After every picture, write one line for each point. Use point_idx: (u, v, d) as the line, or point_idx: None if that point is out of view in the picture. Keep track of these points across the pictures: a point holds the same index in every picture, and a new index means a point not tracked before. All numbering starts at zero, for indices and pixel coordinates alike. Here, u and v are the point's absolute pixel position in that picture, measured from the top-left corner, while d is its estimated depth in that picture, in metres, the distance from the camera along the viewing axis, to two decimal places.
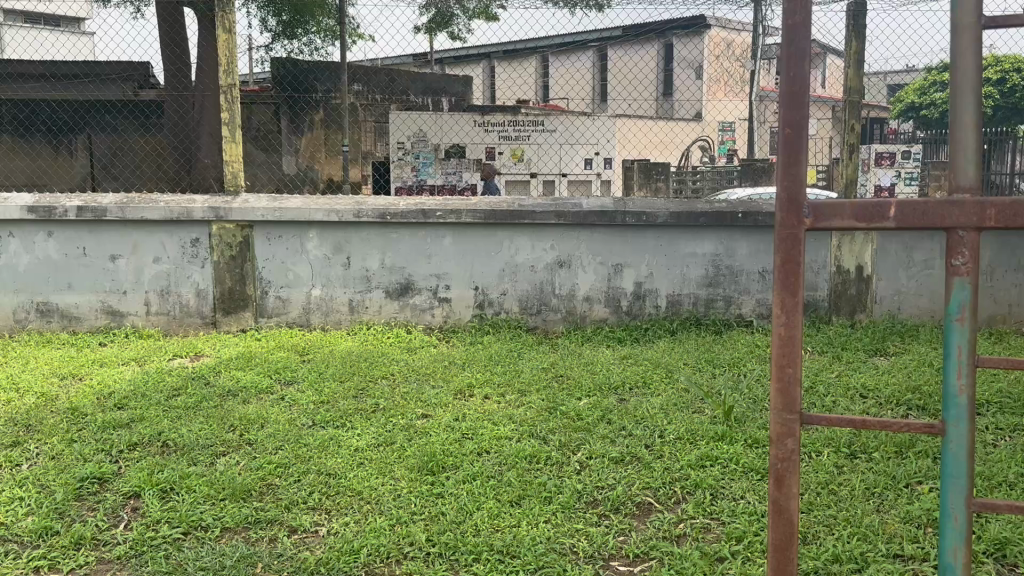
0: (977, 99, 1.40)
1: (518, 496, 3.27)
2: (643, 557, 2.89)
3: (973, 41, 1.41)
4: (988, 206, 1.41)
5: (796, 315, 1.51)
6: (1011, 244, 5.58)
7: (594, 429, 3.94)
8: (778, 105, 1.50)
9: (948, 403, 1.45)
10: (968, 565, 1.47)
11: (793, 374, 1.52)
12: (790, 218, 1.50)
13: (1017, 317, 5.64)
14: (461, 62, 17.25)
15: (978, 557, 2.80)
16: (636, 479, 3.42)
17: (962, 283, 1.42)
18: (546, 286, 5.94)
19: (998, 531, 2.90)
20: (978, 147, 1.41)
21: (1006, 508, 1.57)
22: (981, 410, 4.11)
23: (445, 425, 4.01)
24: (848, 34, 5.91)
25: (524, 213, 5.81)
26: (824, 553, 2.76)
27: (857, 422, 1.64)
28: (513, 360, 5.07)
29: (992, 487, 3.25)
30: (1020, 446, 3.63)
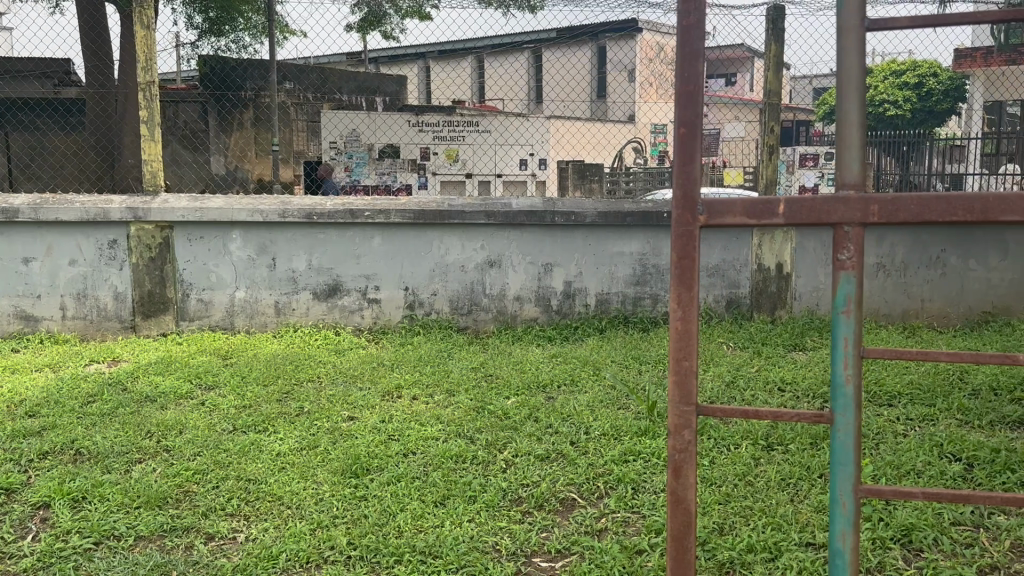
0: (861, 99, 1.45)
1: (443, 496, 3.26)
2: (565, 552, 2.91)
3: (857, 42, 1.46)
4: (871, 202, 1.46)
5: (692, 309, 1.55)
6: (922, 241, 5.80)
7: (521, 427, 3.96)
8: (674, 105, 1.54)
9: (835, 393, 1.50)
10: (856, 551, 1.51)
11: (689, 366, 1.56)
12: (684, 216, 1.55)
13: (929, 311, 5.86)
14: (395, 61, 17.13)
15: (886, 542, 2.89)
16: (560, 475, 3.44)
17: (848, 278, 1.48)
18: (476, 286, 5.93)
19: (905, 518, 3.00)
20: (862, 144, 1.46)
21: (895, 496, 1.63)
22: (894, 401, 4.26)
23: (372, 426, 3.98)
24: (767, 37, 6.07)
25: (453, 213, 5.81)
26: (739, 544, 2.83)
27: (752, 414, 1.69)
28: (441, 361, 5.05)
29: (901, 475, 3.36)
30: (929, 435, 3.76)
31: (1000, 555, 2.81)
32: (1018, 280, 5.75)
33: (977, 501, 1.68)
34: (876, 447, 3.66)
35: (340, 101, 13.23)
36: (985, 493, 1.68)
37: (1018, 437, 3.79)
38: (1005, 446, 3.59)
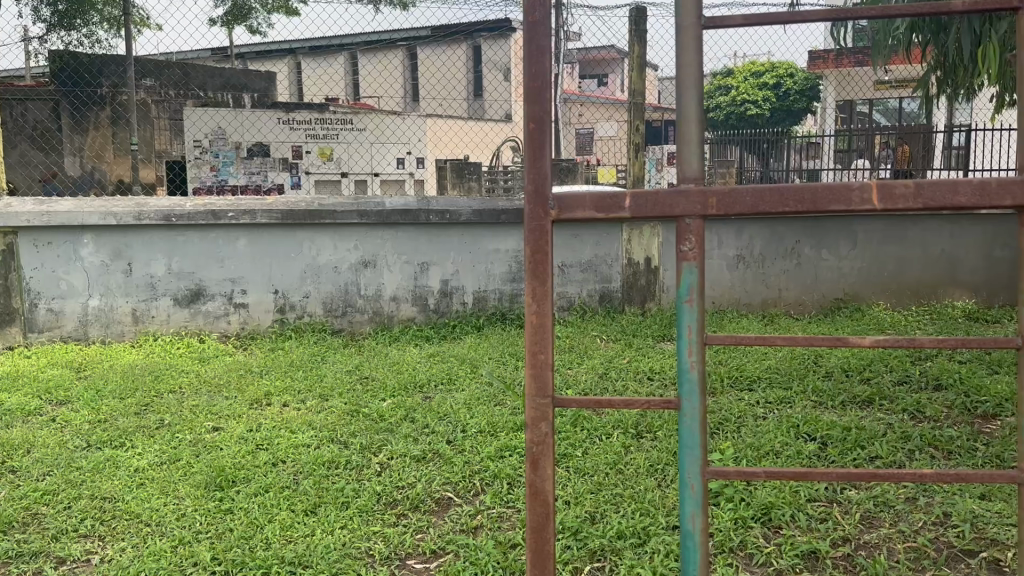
0: (698, 94, 1.51)
1: (314, 505, 3.18)
2: (441, 552, 2.88)
3: (694, 40, 1.51)
4: (709, 195, 1.51)
5: (546, 302, 1.56)
6: (779, 233, 6.12)
7: (396, 428, 3.91)
8: (522, 101, 1.54)
9: (681, 378, 1.54)
10: (706, 530, 1.56)
11: (545, 359, 1.57)
12: (536, 211, 1.55)
13: (787, 300, 6.18)
14: (266, 59, 16.65)
15: (747, 522, 3.02)
16: (436, 475, 3.41)
17: (690, 268, 1.53)
18: (350, 287, 5.82)
19: (764, 498, 3.14)
20: (700, 141, 1.52)
21: (744, 477, 1.69)
22: (755, 385, 4.47)
23: (239, 436, 3.84)
24: (631, 39, 6.24)
25: (324, 213, 5.68)
26: (609, 531, 2.90)
27: (606, 403, 1.71)
28: (314, 365, 4.92)
29: (761, 456, 3.52)
30: (786, 416, 3.96)
31: (850, 527, 2.98)
32: (867, 269, 6.11)
33: (817, 478, 1.78)
34: (738, 431, 3.82)
35: (205, 99, 12.72)
36: (824, 469, 1.77)
37: (867, 415, 4.03)
38: (855, 425, 3.82)
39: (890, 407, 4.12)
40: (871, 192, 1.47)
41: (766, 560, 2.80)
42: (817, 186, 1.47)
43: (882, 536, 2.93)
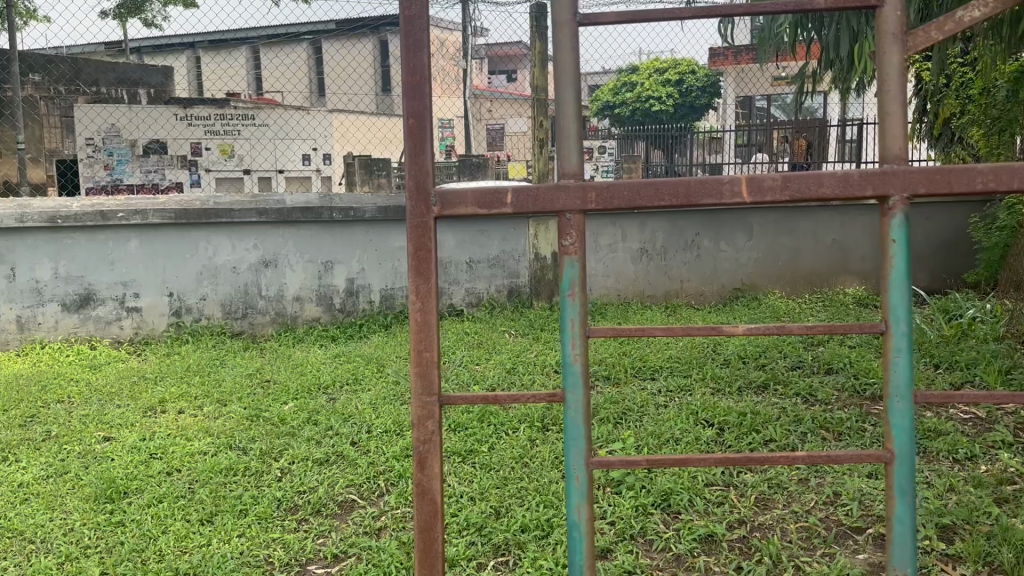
0: (575, 91, 1.53)
1: (210, 514, 3.08)
2: (343, 556, 2.84)
3: (570, 36, 1.53)
4: (589, 190, 1.53)
5: (430, 300, 1.55)
6: (679, 226, 6.27)
7: (298, 432, 3.83)
8: (400, 96, 1.53)
9: (565, 372, 1.56)
10: (592, 521, 1.58)
11: (429, 357, 1.56)
12: (418, 207, 1.54)
13: (689, 291, 6.34)
14: (163, 54, 16.05)
15: (647, 509, 3.09)
16: (339, 478, 3.35)
17: (572, 262, 1.54)
18: (250, 288, 5.66)
19: (665, 484, 3.22)
20: (578, 136, 1.54)
21: (628, 467, 1.72)
22: (657, 374, 4.57)
23: (131, 446, 3.70)
24: (533, 34, 6.27)
25: (220, 212, 5.52)
26: (514, 524, 2.90)
27: (493, 398, 1.72)
28: (213, 369, 4.78)
29: (662, 444, 3.60)
30: (686, 404, 4.07)
31: (746, 510, 3.07)
32: (763, 259, 6.33)
33: (698, 464, 1.82)
34: (640, 420, 3.90)
35: (98, 95, 12.17)
36: (704, 455, 1.82)
37: (763, 400, 4.17)
38: (750, 410, 3.94)
39: (783, 392, 4.28)
40: (741, 185, 1.52)
41: (665, 545, 2.87)
42: (691, 180, 1.51)
43: (776, 517, 3.03)
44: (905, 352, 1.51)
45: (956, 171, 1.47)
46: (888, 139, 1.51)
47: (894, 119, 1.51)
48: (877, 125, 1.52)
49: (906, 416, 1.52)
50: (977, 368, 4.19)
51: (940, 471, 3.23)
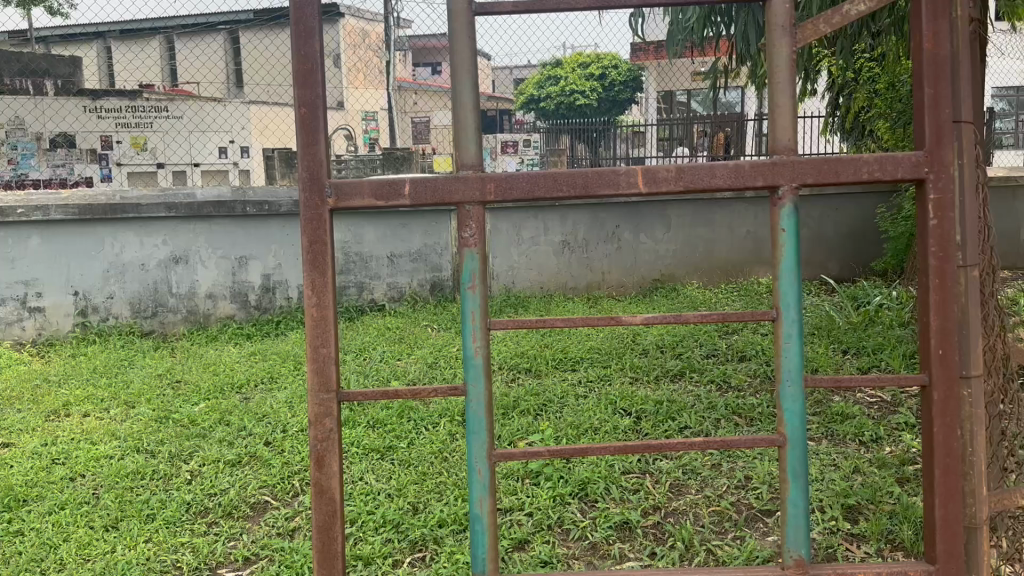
0: (472, 82, 1.53)
1: (115, 520, 2.98)
2: (254, 558, 2.77)
3: (467, 24, 1.52)
4: (487, 181, 1.53)
5: (327, 295, 1.52)
6: (599, 218, 6.33)
7: (209, 433, 3.73)
8: (292, 84, 1.50)
9: (467, 365, 1.55)
10: (494, 513, 1.57)
11: (327, 353, 1.53)
12: (311, 199, 1.51)
13: (610, 282, 6.41)
14: (72, 43, 15.42)
15: (564, 498, 3.10)
16: (252, 479, 3.28)
17: (471, 254, 1.53)
18: (160, 286, 5.49)
19: (582, 474, 3.24)
20: (477, 127, 1.54)
21: (529, 459, 1.71)
22: (577, 365, 4.61)
23: (31, 451, 3.54)
24: None
25: (127, 207, 5.33)
26: (431, 520, 2.87)
27: (394, 393, 1.69)
28: (120, 371, 4.61)
29: (580, 434, 3.62)
30: (605, 394, 4.11)
31: (661, 496, 3.12)
32: (681, 250, 6.44)
33: (599, 452, 1.84)
34: (560, 411, 3.92)
35: None
36: (603, 443, 1.83)
37: (680, 387, 4.26)
38: (666, 398, 4.01)
39: (698, 379, 4.37)
40: (636, 176, 1.54)
41: (581, 534, 2.88)
42: (587, 172, 1.53)
43: (689, 502, 3.09)
44: (795, 337, 1.55)
45: (842, 162, 1.51)
46: (777, 131, 1.54)
47: (783, 112, 1.54)
48: (768, 116, 1.56)
49: (797, 400, 1.56)
50: (883, 353, 4.34)
51: (847, 453, 3.34)
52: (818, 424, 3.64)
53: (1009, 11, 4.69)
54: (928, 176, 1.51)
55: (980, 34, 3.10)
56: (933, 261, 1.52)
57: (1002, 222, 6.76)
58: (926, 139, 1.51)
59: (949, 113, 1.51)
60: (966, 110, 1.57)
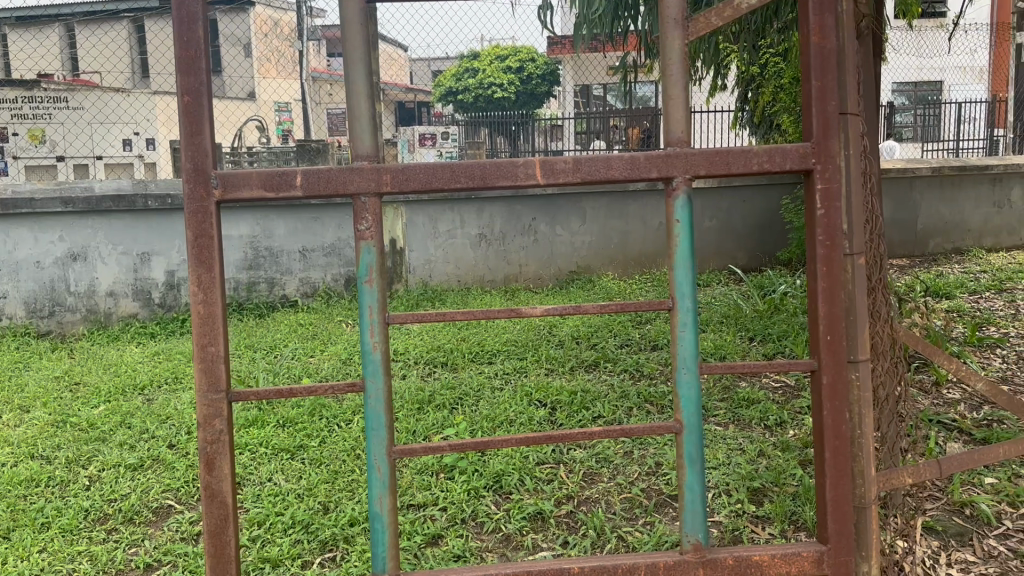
0: (365, 69, 1.50)
1: (7, 530, 2.84)
2: (157, 565, 2.67)
3: (359, 10, 1.49)
4: (383, 172, 1.50)
5: (214, 291, 1.49)
6: (516, 210, 6.34)
7: (110, 436, 3.58)
8: (174, 71, 1.46)
9: (365, 360, 1.51)
10: (394, 511, 1.54)
11: (215, 352, 1.49)
12: (197, 191, 1.47)
13: (528, 275, 6.44)
14: None
15: (479, 491, 3.08)
16: (156, 483, 3.16)
17: (369, 247, 1.50)
18: (58, 284, 5.27)
19: (497, 466, 3.23)
20: (371, 115, 1.51)
21: (430, 453, 1.69)
22: (494, 358, 4.60)
23: None
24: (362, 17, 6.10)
25: (20, 202, 5.09)
26: (342, 518, 2.81)
27: (287, 392, 1.66)
28: (14, 374, 4.39)
29: (495, 427, 3.61)
30: (520, 385, 4.11)
31: (574, 485, 3.14)
32: (596, 242, 6.50)
33: (501, 445, 1.82)
34: (476, 404, 3.90)
35: None
36: (504, 436, 1.83)
37: (594, 377, 4.31)
38: (580, 388, 4.05)
39: (612, 369, 4.42)
40: (533, 168, 1.54)
41: (495, 526, 2.87)
42: (486, 163, 1.51)
43: (602, 490, 3.12)
44: (690, 326, 1.58)
45: (733, 153, 1.54)
46: (671, 123, 1.56)
47: (676, 104, 1.56)
48: (662, 109, 1.57)
49: (692, 386, 1.58)
50: (788, 340, 4.47)
51: (752, 437, 3.43)
52: (726, 410, 3.74)
53: (903, 10, 4.88)
54: (816, 166, 1.55)
55: (876, 33, 3.20)
56: (822, 250, 1.56)
57: (900, 212, 7.06)
58: (812, 131, 1.55)
59: (835, 105, 1.55)
60: (851, 102, 1.61)
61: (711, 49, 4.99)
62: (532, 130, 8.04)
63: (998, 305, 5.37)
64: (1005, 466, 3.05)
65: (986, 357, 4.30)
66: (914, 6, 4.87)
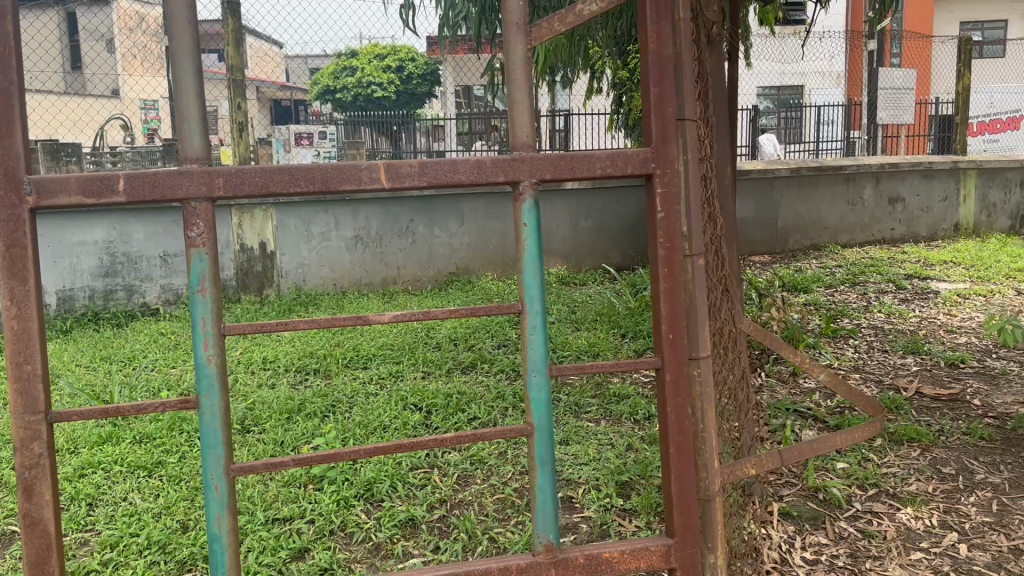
0: (195, 70, 1.47)
1: None
2: None
3: (186, 8, 1.46)
4: (215, 176, 1.47)
5: (29, 305, 1.43)
6: (392, 211, 6.26)
7: None
8: None
9: (200, 374, 1.50)
10: (234, 530, 1.54)
11: (31, 371, 1.43)
12: (8, 198, 1.41)
13: (405, 277, 6.37)
14: None
15: (349, 501, 3.00)
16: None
17: (200, 255, 1.48)
18: None
19: (367, 475, 3.16)
20: (201, 118, 1.48)
21: (272, 470, 1.67)
22: (368, 363, 4.52)
23: None
24: (224, 12, 5.89)
25: None
26: (202, 537, 2.70)
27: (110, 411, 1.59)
28: None
29: (368, 433, 3.53)
30: (395, 390, 4.06)
31: (447, 489, 3.11)
32: (473, 243, 6.51)
33: (347, 456, 1.78)
34: (348, 412, 3.81)
35: None
36: (351, 447, 1.78)
37: (470, 378, 4.30)
38: (456, 390, 4.03)
39: (489, 369, 4.43)
40: (378, 170, 1.52)
41: (365, 536, 2.81)
42: (327, 167, 1.50)
43: (474, 493, 3.10)
44: (539, 329, 1.59)
45: (577, 158, 1.57)
46: (517, 126, 1.57)
47: (521, 108, 1.57)
48: (507, 113, 1.58)
49: (542, 389, 1.60)
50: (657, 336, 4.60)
51: (622, 432, 3.50)
52: (598, 406, 3.80)
53: (760, 18, 5.09)
54: (655, 171, 1.60)
55: (731, 39, 3.31)
56: (663, 252, 1.61)
57: (762, 211, 7.39)
58: (652, 136, 1.60)
59: (673, 111, 1.59)
60: (690, 110, 1.67)
61: (580, 53, 5.07)
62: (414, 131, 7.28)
63: (851, 298, 5.70)
64: (855, 450, 3.23)
65: (840, 347, 4.56)
66: (770, 14, 5.09)
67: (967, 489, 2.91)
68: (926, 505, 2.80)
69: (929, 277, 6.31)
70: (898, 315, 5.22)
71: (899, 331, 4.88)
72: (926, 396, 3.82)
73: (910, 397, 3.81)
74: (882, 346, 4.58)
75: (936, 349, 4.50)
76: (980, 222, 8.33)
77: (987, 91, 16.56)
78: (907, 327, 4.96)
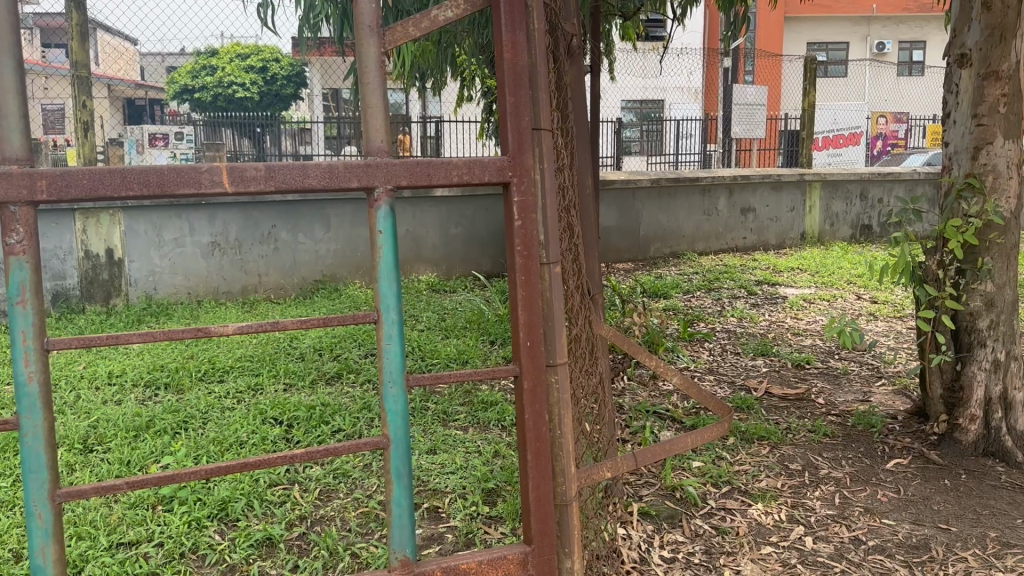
0: (14, 63, 1.39)
1: None
2: None
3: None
4: (37, 178, 1.40)
5: None
6: (252, 218, 6.04)
7: None
8: None
9: (20, 394, 1.43)
10: (60, 559, 1.48)
11: None
12: None
13: (266, 285, 6.16)
14: None
15: (201, 522, 2.86)
16: None
17: (20, 263, 1.41)
18: None
19: (222, 493, 3.02)
20: (21, 116, 1.41)
21: (103, 493, 1.58)
22: (225, 376, 4.32)
23: None
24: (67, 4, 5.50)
25: None
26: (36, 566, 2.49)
27: None
28: None
29: (223, 450, 3.37)
30: (254, 403, 3.90)
31: (307, 505, 3.01)
32: (340, 251, 6.36)
33: (187, 477, 1.68)
34: (202, 428, 3.63)
35: None
36: (195, 468, 1.68)
37: (335, 390, 4.19)
38: (319, 402, 3.91)
39: (354, 379, 4.34)
40: (219, 174, 1.47)
41: (217, 558, 2.68)
42: (162, 169, 1.44)
43: (336, 508, 3.01)
44: (396, 338, 1.58)
45: (433, 165, 1.57)
46: (370, 131, 1.54)
47: (375, 112, 1.54)
48: (361, 117, 1.55)
49: (399, 400, 1.59)
50: None
51: (489, 438, 3.51)
52: (466, 414, 3.79)
53: (622, 33, 5.23)
54: (511, 179, 1.61)
55: (594, 54, 3.37)
56: (519, 259, 1.63)
57: (625, 220, 7.61)
58: (509, 145, 1.61)
59: (528, 120, 1.62)
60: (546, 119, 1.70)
61: (447, 58, 5.06)
62: (279, 134, 6.75)
63: (707, 303, 5.96)
64: (709, 450, 3.36)
65: (696, 351, 4.74)
66: (633, 28, 5.24)
67: (811, 483, 3.08)
68: (775, 501, 2.95)
69: (777, 283, 6.68)
70: (749, 319, 5.49)
71: (751, 334, 5.13)
72: (775, 395, 4.04)
73: (760, 397, 4.01)
74: (735, 348, 4.81)
75: (784, 351, 4.76)
76: (825, 231, 8.89)
77: (830, 109, 17.71)
78: (758, 330, 5.23)
